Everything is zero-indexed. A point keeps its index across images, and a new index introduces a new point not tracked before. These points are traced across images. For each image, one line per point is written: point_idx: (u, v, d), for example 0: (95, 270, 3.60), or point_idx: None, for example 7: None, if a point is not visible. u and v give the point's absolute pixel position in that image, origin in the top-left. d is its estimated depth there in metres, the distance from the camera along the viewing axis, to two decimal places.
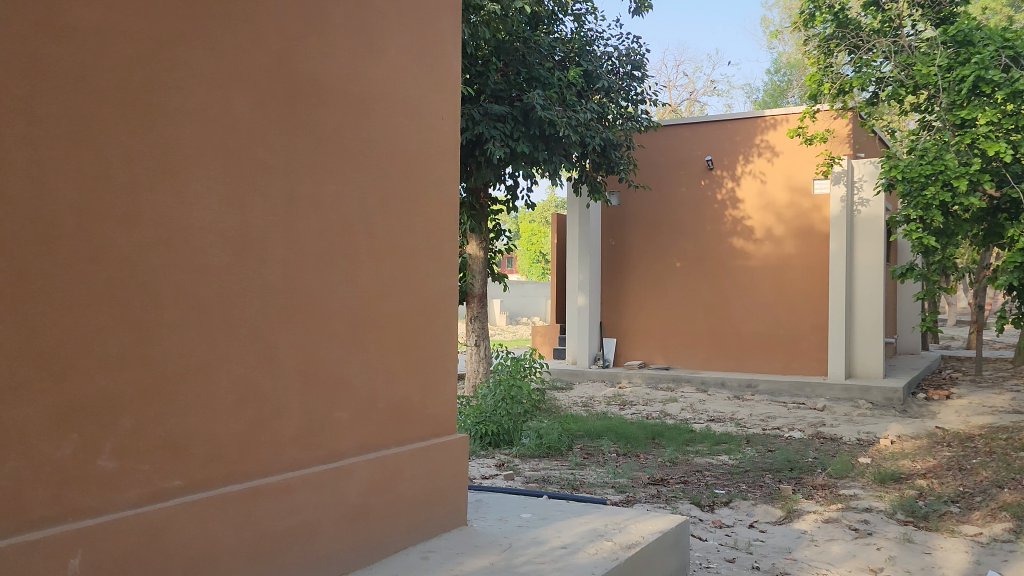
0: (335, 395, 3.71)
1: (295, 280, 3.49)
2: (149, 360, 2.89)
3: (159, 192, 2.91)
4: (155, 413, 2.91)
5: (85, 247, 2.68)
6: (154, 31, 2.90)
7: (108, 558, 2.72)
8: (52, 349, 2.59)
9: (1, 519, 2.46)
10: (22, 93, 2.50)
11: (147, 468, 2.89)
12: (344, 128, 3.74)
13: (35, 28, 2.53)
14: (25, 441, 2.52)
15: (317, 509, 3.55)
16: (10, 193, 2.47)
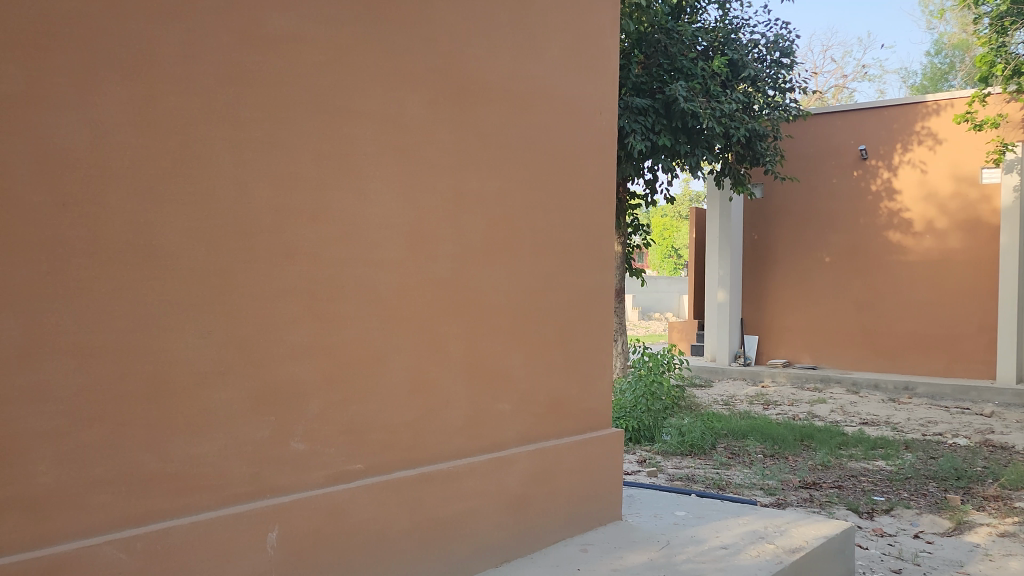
0: (498, 387, 3.78)
1: (462, 274, 3.57)
2: (334, 349, 3.04)
3: (342, 191, 3.06)
4: (339, 400, 3.07)
5: (280, 242, 2.86)
6: (340, 37, 3.04)
7: (299, 533, 2.90)
8: (252, 337, 2.78)
9: (209, 492, 2.67)
10: (228, 98, 2.69)
11: (332, 451, 3.05)
12: (508, 126, 3.79)
13: (240, 39, 2.72)
14: (230, 422, 2.72)
15: (482, 498, 3.64)
16: (217, 192, 2.66)
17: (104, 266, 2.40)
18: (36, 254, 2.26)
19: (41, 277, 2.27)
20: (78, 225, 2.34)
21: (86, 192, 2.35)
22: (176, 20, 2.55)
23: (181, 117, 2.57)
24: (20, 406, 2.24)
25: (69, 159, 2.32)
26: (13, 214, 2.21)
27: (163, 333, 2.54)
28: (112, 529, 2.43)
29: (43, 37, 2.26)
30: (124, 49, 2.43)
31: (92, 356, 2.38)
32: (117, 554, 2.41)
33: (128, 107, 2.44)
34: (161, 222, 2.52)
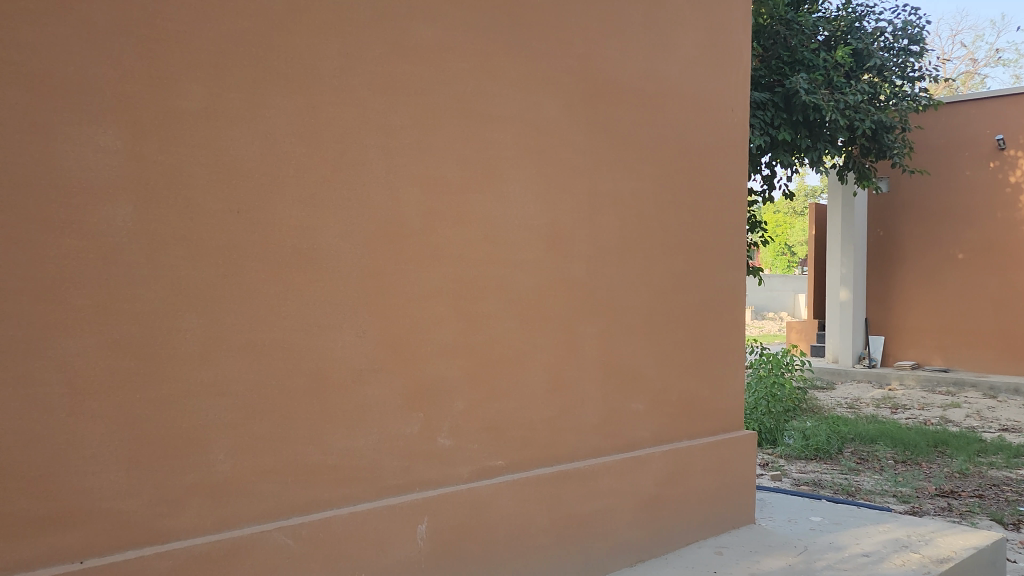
0: (632, 386, 3.79)
1: (597, 274, 3.60)
2: (477, 348, 3.13)
3: (484, 194, 3.14)
4: (482, 397, 3.15)
5: (428, 244, 2.96)
6: (482, 44, 3.12)
7: (446, 526, 3.00)
8: (402, 336, 2.90)
9: (365, 483, 2.80)
10: (380, 109, 2.81)
11: (476, 447, 3.14)
12: (641, 126, 3.79)
13: (391, 50, 2.84)
14: (382, 418, 2.84)
15: (617, 496, 3.66)
16: (370, 197, 2.79)
17: (272, 268, 2.55)
18: (216, 258, 2.43)
19: (219, 280, 2.44)
20: (250, 230, 2.50)
21: (256, 199, 2.51)
22: (334, 35, 2.69)
23: (339, 127, 2.70)
24: (201, 398, 2.41)
25: (241, 168, 2.48)
26: (195, 221, 2.38)
27: (324, 333, 2.68)
28: (281, 517, 2.59)
29: (220, 55, 2.43)
30: (291, 65, 2.58)
31: (264, 354, 2.54)
32: (285, 540, 2.57)
33: (292, 119, 2.59)
34: (322, 227, 2.67)
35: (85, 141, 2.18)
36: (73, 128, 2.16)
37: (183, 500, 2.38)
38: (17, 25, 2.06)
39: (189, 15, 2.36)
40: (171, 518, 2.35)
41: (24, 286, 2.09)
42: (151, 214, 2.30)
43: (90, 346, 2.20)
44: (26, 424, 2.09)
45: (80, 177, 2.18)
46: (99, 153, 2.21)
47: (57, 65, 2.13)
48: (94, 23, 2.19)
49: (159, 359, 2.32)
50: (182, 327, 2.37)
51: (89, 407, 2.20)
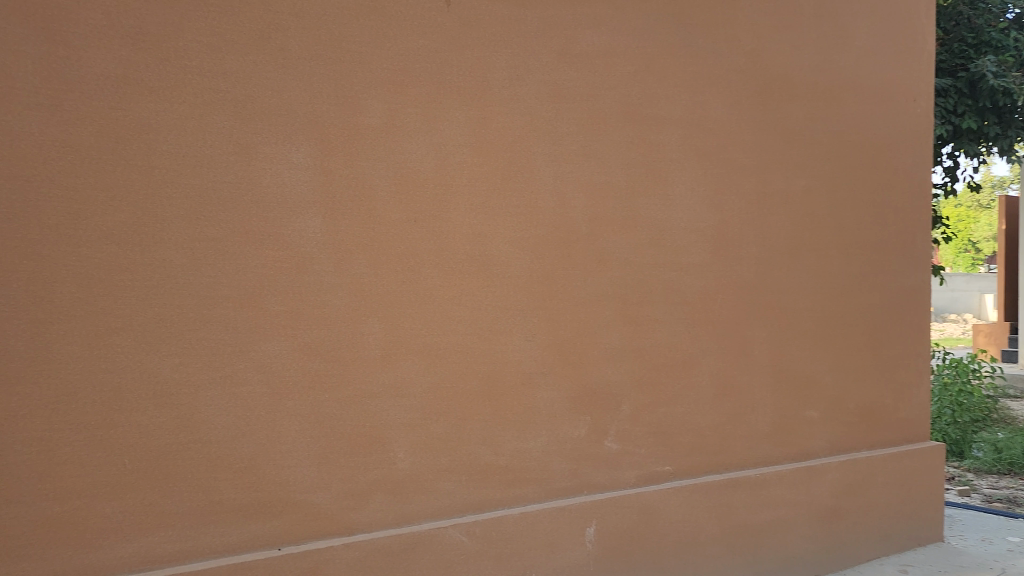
0: (806, 393, 3.64)
1: (767, 277, 3.48)
2: (645, 353, 3.11)
3: (651, 197, 3.12)
4: (649, 401, 3.13)
5: (595, 249, 2.98)
6: (648, 47, 3.10)
7: (615, 530, 3.00)
8: (569, 340, 2.92)
9: (535, 484, 2.85)
10: (548, 116, 2.86)
11: (644, 452, 3.12)
12: (815, 121, 3.64)
13: (558, 57, 2.88)
14: (552, 421, 2.89)
15: (792, 507, 3.52)
16: (539, 204, 2.84)
17: (447, 275, 2.65)
18: (396, 265, 2.55)
19: (399, 286, 2.56)
20: (427, 239, 2.61)
21: (433, 209, 2.62)
22: (503, 47, 2.76)
23: (509, 136, 2.77)
24: (384, 399, 2.54)
25: (420, 179, 2.60)
26: (376, 230, 2.52)
27: (495, 337, 2.75)
28: (456, 515, 2.68)
29: (399, 72, 2.55)
30: (463, 78, 2.68)
31: (440, 356, 2.65)
32: (460, 537, 2.66)
33: (466, 130, 2.68)
34: (494, 234, 2.74)
35: (282, 158, 2.36)
36: (272, 147, 2.34)
37: (368, 495, 2.52)
38: (224, 55, 2.27)
39: (372, 36, 2.50)
40: (358, 510, 2.50)
41: (230, 294, 2.28)
42: (338, 225, 2.45)
43: (285, 349, 2.37)
44: (233, 420, 2.29)
45: (277, 192, 2.35)
46: (293, 169, 2.38)
47: (258, 89, 2.32)
48: (289, 49, 2.36)
49: (346, 361, 2.47)
50: (366, 331, 2.51)
51: (285, 405, 2.37)
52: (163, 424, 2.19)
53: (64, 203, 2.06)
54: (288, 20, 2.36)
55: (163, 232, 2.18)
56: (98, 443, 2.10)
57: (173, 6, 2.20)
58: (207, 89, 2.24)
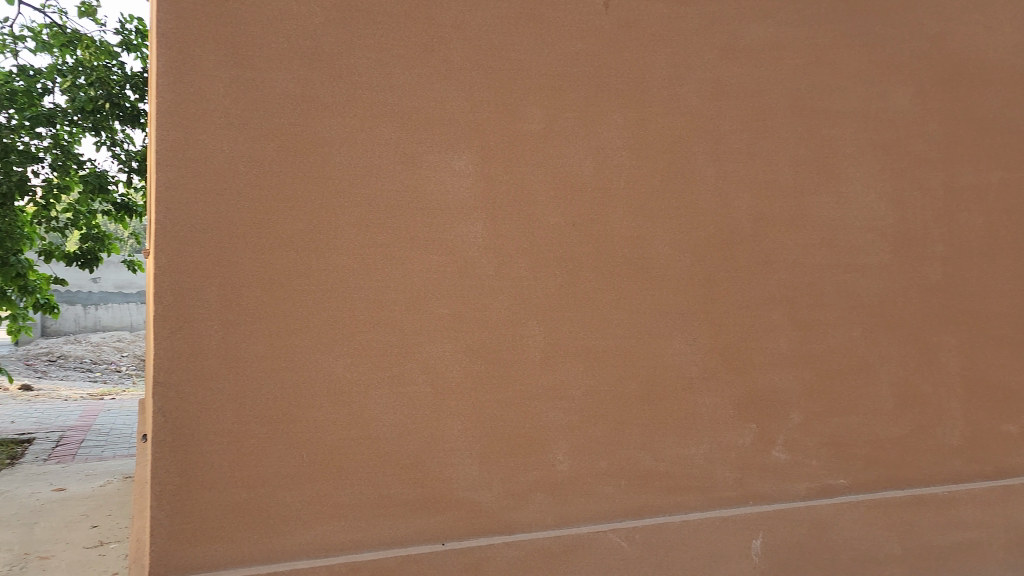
0: (1005, 405, 3.30)
1: (956, 278, 3.21)
2: (816, 359, 2.96)
3: (822, 195, 2.96)
4: (821, 410, 2.97)
5: (761, 250, 2.87)
6: (818, 38, 2.96)
7: (783, 543, 2.86)
8: (734, 345, 2.83)
9: (697, 492, 2.78)
10: (711, 114, 2.79)
11: (815, 464, 2.96)
12: (1014, 108, 3.31)
13: (721, 54, 2.80)
14: (715, 427, 2.80)
15: (987, 529, 3.21)
16: (701, 205, 2.77)
17: (607, 278, 2.64)
18: (554, 268, 2.58)
19: (557, 290, 2.58)
20: (586, 242, 2.62)
21: (592, 212, 2.62)
22: (663, 46, 2.72)
23: (669, 136, 2.73)
24: (544, 401, 2.57)
25: (579, 183, 2.60)
26: (535, 234, 2.55)
27: (655, 341, 2.71)
28: (616, 519, 2.66)
29: (558, 78, 2.58)
30: (623, 80, 2.66)
31: (599, 360, 2.64)
32: (619, 542, 2.63)
33: (625, 132, 2.66)
34: (654, 237, 2.71)
35: (445, 166, 2.44)
36: (435, 156, 2.43)
37: (528, 496, 2.55)
38: (392, 70, 2.38)
39: (531, 43, 2.54)
40: (518, 510, 2.54)
41: (397, 297, 2.39)
42: (499, 230, 2.50)
43: (448, 350, 2.45)
44: (400, 417, 2.39)
45: (441, 199, 2.43)
46: (455, 176, 2.45)
47: (423, 101, 2.41)
48: (451, 60, 2.44)
49: (507, 363, 2.52)
50: (526, 334, 2.55)
51: (449, 405, 2.45)
52: (336, 420, 2.32)
53: (249, 214, 2.23)
54: (450, 33, 2.44)
55: (336, 239, 2.32)
56: (279, 436, 2.26)
57: (345, 27, 2.33)
58: (375, 102, 2.36)
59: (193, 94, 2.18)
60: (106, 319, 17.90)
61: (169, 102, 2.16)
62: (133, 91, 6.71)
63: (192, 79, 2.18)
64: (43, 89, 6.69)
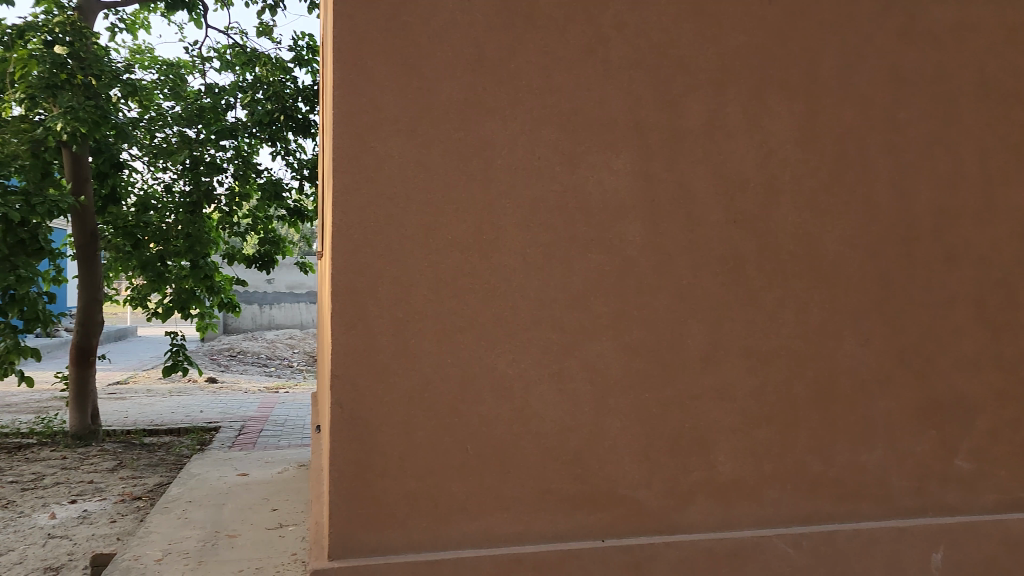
0: None
1: None
2: (1005, 363, 2.75)
3: (1012, 186, 2.75)
4: (1011, 418, 2.76)
5: (941, 246, 2.69)
6: (1007, 17, 2.75)
7: (968, 558, 2.68)
8: (912, 346, 2.67)
9: (872, 500, 2.65)
10: (885, 104, 2.65)
11: (1005, 475, 2.76)
12: None
13: (897, 39, 2.66)
14: (891, 433, 2.66)
15: None
16: (875, 199, 2.64)
17: (772, 276, 2.57)
18: (717, 266, 2.53)
19: (720, 289, 2.53)
20: (750, 240, 2.55)
21: (757, 208, 2.56)
22: (833, 34, 2.61)
23: (840, 128, 2.61)
24: (707, 401, 2.53)
25: (743, 178, 2.55)
26: (697, 232, 2.52)
27: (824, 341, 2.61)
28: (783, 525, 2.59)
29: (720, 72, 2.53)
30: (789, 72, 2.57)
31: (764, 360, 2.57)
32: (787, 548, 2.55)
33: (792, 125, 2.58)
34: (823, 233, 2.60)
35: (604, 166, 2.45)
36: (596, 155, 2.45)
37: (691, 497, 2.52)
38: (553, 73, 2.42)
39: (692, 38, 2.51)
40: (680, 511, 2.52)
41: (559, 296, 2.42)
42: (660, 229, 2.49)
43: (610, 348, 2.46)
44: (562, 414, 2.43)
45: (601, 198, 2.45)
46: (616, 176, 2.46)
47: (584, 102, 2.44)
48: (612, 60, 2.46)
49: (669, 361, 2.50)
50: (687, 333, 2.52)
51: (610, 403, 2.46)
52: (500, 415, 2.39)
53: (418, 216, 2.34)
54: (610, 33, 2.46)
55: (500, 240, 2.39)
56: (447, 430, 2.36)
57: (509, 33, 2.39)
58: (537, 105, 2.41)
59: (366, 104, 2.30)
60: (279, 318, 19.26)
61: (345, 112, 2.28)
62: (304, 103, 7.16)
63: (366, 90, 2.30)
64: (227, 104, 7.26)
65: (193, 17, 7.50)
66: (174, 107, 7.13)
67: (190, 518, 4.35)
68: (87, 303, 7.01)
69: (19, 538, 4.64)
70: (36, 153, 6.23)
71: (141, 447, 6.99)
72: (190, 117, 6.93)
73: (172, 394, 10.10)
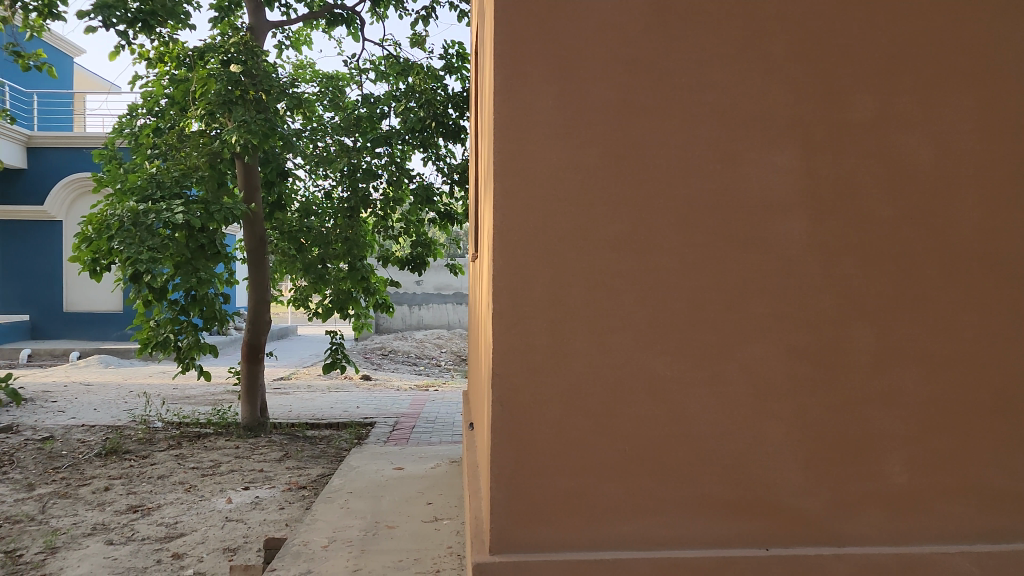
0: None
1: None
2: None
3: None
4: None
5: None
6: None
7: None
8: None
9: None
10: None
11: None
12: None
13: None
14: None
15: None
16: None
17: (950, 276, 2.42)
18: (889, 266, 2.40)
19: (891, 290, 2.41)
20: (925, 238, 2.41)
21: (933, 204, 2.41)
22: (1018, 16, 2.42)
23: None
24: (878, 407, 2.41)
25: (918, 173, 2.41)
26: (867, 230, 2.40)
27: (1008, 346, 2.43)
28: (963, 541, 2.43)
29: (889, 61, 2.40)
30: (967, 58, 2.41)
31: (941, 366, 2.42)
32: (967, 566, 2.40)
33: (972, 114, 2.42)
34: (1007, 230, 2.43)
35: (766, 163, 2.38)
36: (756, 153, 2.38)
37: (860, 507, 2.41)
38: (712, 69, 2.37)
39: (859, 27, 2.40)
40: (848, 521, 2.41)
41: (718, 297, 2.38)
42: (826, 227, 2.39)
43: (771, 350, 2.39)
44: (721, 418, 2.38)
45: (763, 197, 2.38)
46: (779, 173, 2.38)
47: (744, 98, 2.38)
48: (772, 53, 2.38)
49: (835, 365, 2.40)
50: (855, 336, 2.40)
51: (772, 407, 2.39)
52: (658, 417, 2.37)
53: (575, 217, 2.35)
54: (771, 25, 2.38)
55: (657, 241, 2.37)
56: (604, 430, 2.36)
57: (665, 30, 2.37)
58: (694, 104, 2.37)
59: (524, 108, 2.34)
60: (427, 318, 20.04)
61: (503, 117, 2.34)
62: (454, 109, 7.36)
63: (523, 95, 2.34)
64: (381, 113, 7.58)
65: (351, 31, 7.87)
66: (333, 118, 7.53)
67: (352, 508, 4.57)
68: (257, 304, 7.50)
69: (201, 520, 5.03)
70: (214, 164, 6.66)
71: (305, 439, 7.41)
72: (348, 127, 7.30)
73: (329, 390, 10.65)
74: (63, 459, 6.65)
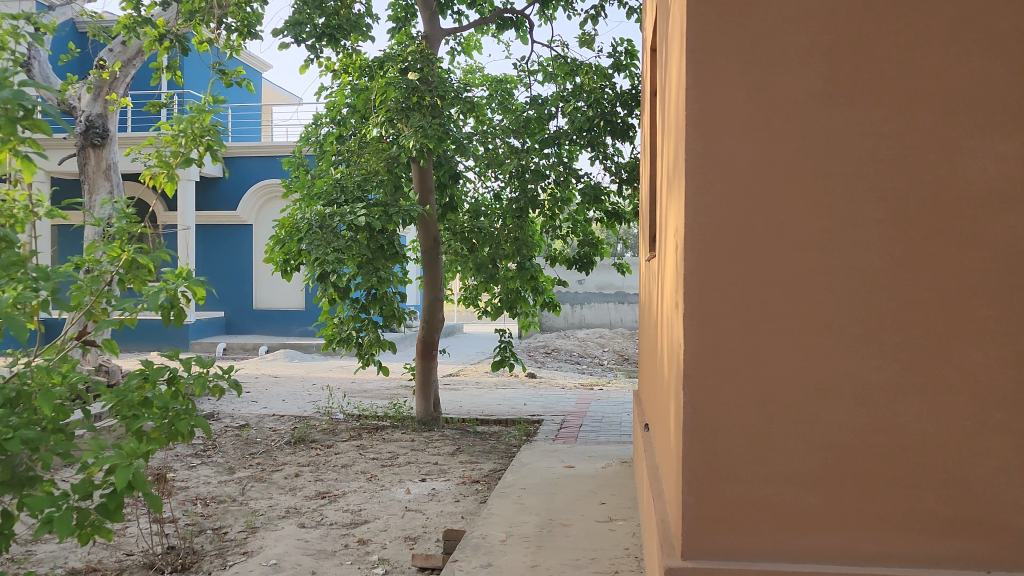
0: None
1: None
2: None
3: None
4: None
5: None
6: None
7: None
8: None
9: None
10: None
11: None
12: None
13: None
14: None
15: None
16: None
17: None
18: None
19: None
20: None
21: None
22: None
23: None
24: None
25: None
26: None
27: None
28: None
29: None
30: None
31: None
32: None
33: None
34: None
35: (985, 153, 2.19)
36: (973, 142, 2.20)
37: None
38: (923, 52, 2.21)
39: None
40: None
41: (930, 297, 2.21)
42: None
43: (992, 356, 2.19)
44: (932, 427, 2.21)
45: (980, 188, 2.19)
46: (1000, 163, 2.19)
47: (959, 82, 2.20)
48: (992, 33, 2.19)
49: None
50: None
51: (992, 417, 2.20)
52: (861, 425, 2.24)
53: (770, 215, 2.26)
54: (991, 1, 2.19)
55: (860, 238, 2.24)
56: (801, 436, 2.26)
57: (870, 12, 2.23)
58: (901, 91, 2.22)
59: (716, 103, 2.27)
60: (589, 317, 20.07)
61: (694, 112, 2.28)
62: (622, 107, 7.30)
63: (714, 89, 2.27)
64: (549, 113, 7.64)
65: (520, 34, 8.00)
66: (502, 120, 7.68)
67: (526, 504, 4.64)
68: (431, 302, 7.78)
69: (382, 508, 5.28)
70: (392, 169, 7.00)
71: (476, 435, 7.61)
72: (518, 128, 7.42)
73: (496, 386, 10.88)
74: (259, 445, 7.18)
